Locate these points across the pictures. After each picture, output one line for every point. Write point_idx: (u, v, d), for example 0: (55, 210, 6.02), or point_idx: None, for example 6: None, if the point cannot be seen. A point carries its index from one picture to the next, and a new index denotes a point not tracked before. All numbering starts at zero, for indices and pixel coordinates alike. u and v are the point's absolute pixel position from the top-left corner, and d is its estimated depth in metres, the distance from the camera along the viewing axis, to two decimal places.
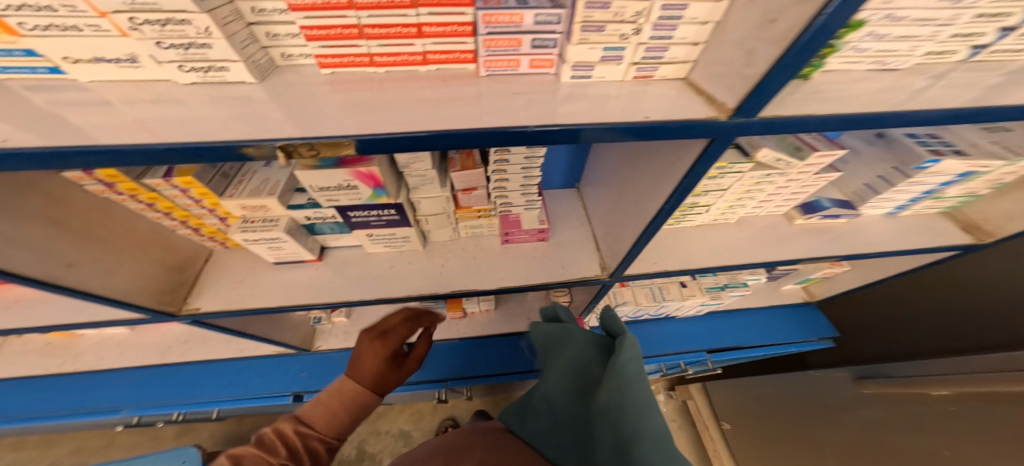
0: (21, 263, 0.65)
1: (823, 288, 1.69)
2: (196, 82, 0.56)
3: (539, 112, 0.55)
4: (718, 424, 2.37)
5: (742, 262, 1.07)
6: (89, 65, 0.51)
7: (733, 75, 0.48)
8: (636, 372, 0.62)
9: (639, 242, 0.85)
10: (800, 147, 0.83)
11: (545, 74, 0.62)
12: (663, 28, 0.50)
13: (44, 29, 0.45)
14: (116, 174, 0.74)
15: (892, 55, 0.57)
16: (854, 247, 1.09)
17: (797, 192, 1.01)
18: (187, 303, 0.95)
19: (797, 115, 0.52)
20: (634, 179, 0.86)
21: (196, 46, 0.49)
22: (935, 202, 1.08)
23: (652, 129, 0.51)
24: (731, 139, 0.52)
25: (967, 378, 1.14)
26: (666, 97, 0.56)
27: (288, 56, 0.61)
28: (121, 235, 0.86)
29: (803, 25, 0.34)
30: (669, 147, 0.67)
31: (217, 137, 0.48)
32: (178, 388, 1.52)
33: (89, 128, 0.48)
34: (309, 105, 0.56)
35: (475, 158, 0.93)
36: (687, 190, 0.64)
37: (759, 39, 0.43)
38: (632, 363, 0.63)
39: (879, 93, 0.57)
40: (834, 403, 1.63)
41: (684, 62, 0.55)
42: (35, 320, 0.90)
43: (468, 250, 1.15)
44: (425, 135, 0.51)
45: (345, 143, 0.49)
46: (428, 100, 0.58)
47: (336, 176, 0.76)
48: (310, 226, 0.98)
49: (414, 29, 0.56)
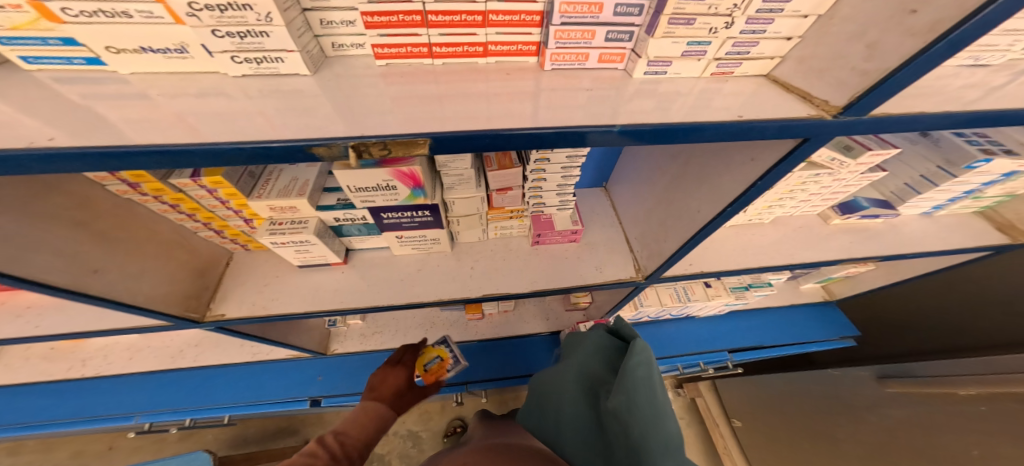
0: (42, 271, 0.60)
1: (843, 287, 1.68)
2: (247, 75, 0.52)
3: (614, 108, 0.52)
4: (729, 422, 2.34)
5: (781, 264, 1.05)
6: (133, 56, 0.47)
7: (844, 70, 0.47)
8: (645, 377, 0.58)
9: (688, 245, 0.83)
10: (851, 146, 0.81)
11: (612, 69, 0.60)
12: (758, 21, 0.49)
13: (89, 15, 0.41)
14: (142, 174, 0.68)
15: (989, 51, 0.56)
16: (892, 248, 1.09)
17: (837, 192, 0.99)
18: (211, 310, 0.91)
19: (908, 113, 0.49)
20: (685, 179, 0.84)
21: (254, 35, 0.46)
22: (973, 202, 1.07)
23: (747, 129, 0.49)
24: (827, 138, 0.51)
25: (999, 379, 1.16)
26: (748, 93, 0.54)
27: (338, 46, 0.57)
28: (146, 238, 0.81)
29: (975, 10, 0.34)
30: (739, 147, 0.65)
31: (285, 135, 0.45)
32: (188, 395, 1.47)
33: (136, 125, 0.44)
34: (369, 99, 0.52)
35: (512, 156, 0.88)
36: (759, 192, 0.63)
37: (891, 31, 0.41)
38: (641, 369, 0.58)
39: (972, 89, 0.55)
40: (857, 402, 1.64)
41: (771, 58, 0.55)
42: (47, 329, 0.84)
43: (498, 252, 1.11)
44: (502, 133, 0.47)
45: (419, 142, 0.45)
46: (492, 94, 0.55)
47: (376, 176, 0.71)
48: (337, 228, 0.93)
49: (479, 17, 0.53)
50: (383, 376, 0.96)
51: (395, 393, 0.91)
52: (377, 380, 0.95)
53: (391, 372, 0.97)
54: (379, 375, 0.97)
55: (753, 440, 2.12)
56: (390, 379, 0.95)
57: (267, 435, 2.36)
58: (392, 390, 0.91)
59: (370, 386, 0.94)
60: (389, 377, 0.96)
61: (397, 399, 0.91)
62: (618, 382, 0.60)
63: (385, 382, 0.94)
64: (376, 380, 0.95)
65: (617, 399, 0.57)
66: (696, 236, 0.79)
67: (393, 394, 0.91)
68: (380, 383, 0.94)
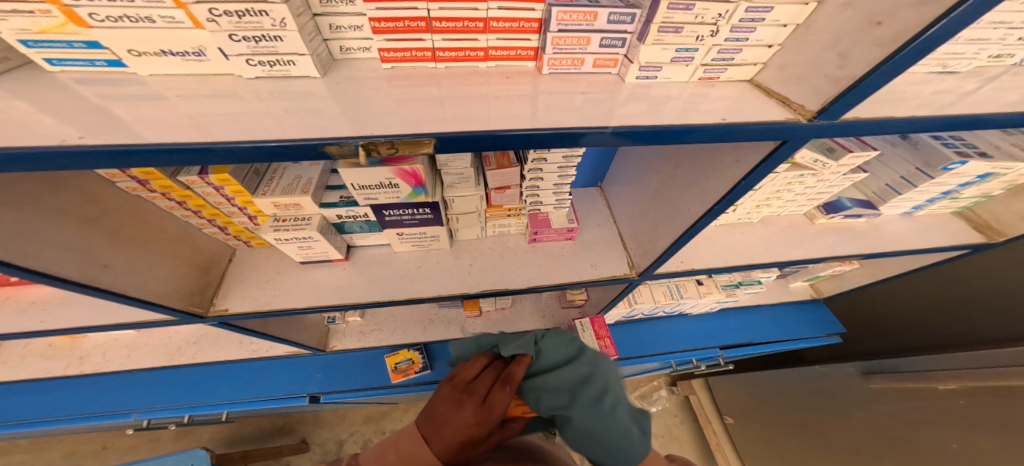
0: (56, 265, 0.62)
1: (830, 286, 1.72)
2: (260, 78, 0.55)
3: (606, 110, 0.56)
4: (721, 419, 2.39)
5: (768, 261, 1.09)
6: (154, 58, 0.50)
7: (819, 77, 0.51)
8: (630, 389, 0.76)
9: (679, 242, 0.86)
10: (833, 148, 0.85)
11: (606, 73, 0.63)
12: (741, 30, 0.52)
13: (114, 20, 0.44)
14: (152, 172, 0.71)
15: (956, 58, 0.60)
16: (874, 246, 1.13)
17: (821, 193, 1.03)
18: (214, 305, 0.92)
19: (879, 117, 0.53)
20: (675, 179, 0.88)
21: (268, 39, 0.49)
22: (951, 202, 1.12)
23: (730, 130, 0.52)
24: (804, 140, 0.55)
25: (981, 374, 1.21)
26: (732, 97, 0.58)
27: (346, 50, 0.60)
28: (152, 234, 0.83)
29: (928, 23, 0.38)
30: (725, 149, 0.69)
31: (298, 134, 0.47)
32: (187, 391, 1.48)
33: (155, 124, 0.46)
34: (374, 100, 0.55)
35: (510, 157, 0.91)
36: (743, 191, 0.67)
37: (860, 41, 0.45)
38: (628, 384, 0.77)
39: (940, 94, 0.59)
40: (843, 399, 1.68)
41: (754, 64, 0.59)
42: (52, 323, 0.86)
43: (495, 249, 1.14)
44: (501, 134, 0.50)
45: (425, 142, 0.48)
46: (492, 96, 0.58)
47: (379, 174, 0.74)
48: (340, 225, 0.95)
49: (481, 24, 0.56)
50: (450, 415, 0.60)
51: (458, 453, 0.57)
52: (442, 414, 0.61)
53: (464, 417, 0.59)
54: (447, 407, 0.62)
55: (746, 436, 2.18)
56: (458, 427, 0.58)
57: (263, 434, 2.37)
58: (454, 449, 0.57)
59: (433, 416, 0.61)
60: (458, 424, 0.59)
61: (459, 458, 0.58)
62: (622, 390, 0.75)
63: (453, 426, 0.59)
64: (442, 415, 0.60)
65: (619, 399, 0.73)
66: (686, 233, 0.83)
67: (454, 454, 0.57)
68: (445, 426, 0.59)
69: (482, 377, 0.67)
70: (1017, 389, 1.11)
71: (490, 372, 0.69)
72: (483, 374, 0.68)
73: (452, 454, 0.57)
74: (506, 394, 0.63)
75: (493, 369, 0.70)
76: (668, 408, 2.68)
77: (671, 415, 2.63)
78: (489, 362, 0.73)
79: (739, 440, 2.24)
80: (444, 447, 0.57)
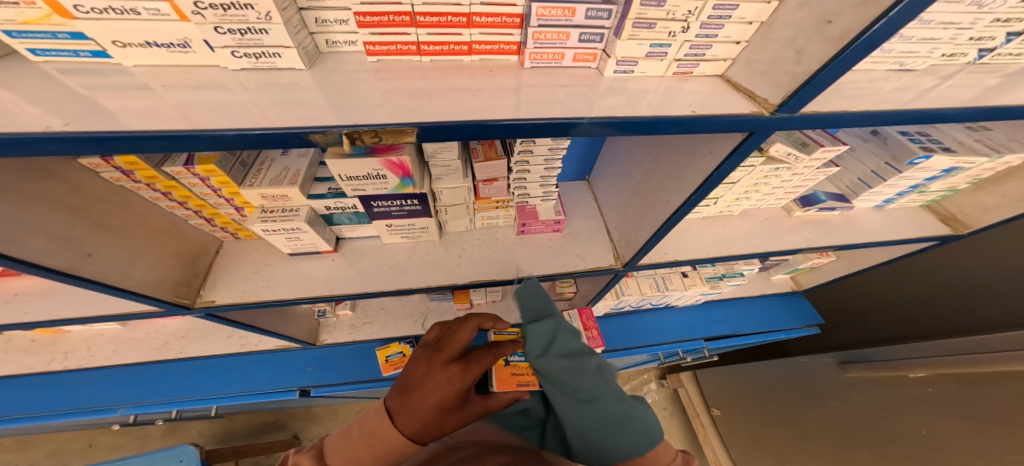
0: (39, 254, 0.62)
1: (809, 278, 1.78)
2: (245, 69, 0.57)
3: (582, 104, 0.58)
4: (707, 411, 2.49)
5: (747, 252, 1.13)
6: (138, 49, 0.51)
7: (779, 72, 0.54)
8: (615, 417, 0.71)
9: (659, 233, 0.90)
10: (806, 142, 0.88)
11: (585, 68, 0.65)
12: (710, 26, 0.55)
13: (99, 11, 0.45)
14: (136, 162, 0.71)
15: (912, 56, 0.64)
16: (849, 238, 1.17)
17: (797, 186, 1.07)
18: (201, 296, 0.93)
19: (836, 112, 0.56)
20: (656, 171, 0.91)
21: (253, 32, 0.50)
22: (919, 196, 1.16)
23: (698, 122, 0.55)
24: (768, 133, 0.58)
25: (944, 361, 1.27)
26: (703, 91, 0.61)
27: (332, 43, 0.61)
28: (135, 225, 0.83)
29: (867, 24, 0.41)
30: (699, 142, 0.72)
31: (284, 123, 0.49)
32: (174, 386, 1.47)
33: (136, 113, 0.47)
34: (355, 92, 0.56)
35: (497, 148, 0.93)
36: (715, 183, 0.71)
37: (813, 39, 0.48)
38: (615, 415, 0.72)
39: (898, 90, 0.62)
40: (821, 387, 1.76)
41: (724, 60, 0.61)
42: (32, 315, 0.85)
43: (484, 241, 1.16)
44: (481, 124, 0.52)
45: (408, 131, 0.50)
46: (475, 89, 0.59)
47: (367, 165, 0.75)
48: (328, 216, 0.96)
49: (464, 19, 0.58)
50: (420, 379, 0.61)
51: (428, 419, 0.56)
52: (414, 379, 0.61)
53: (433, 380, 0.59)
54: (420, 369, 0.62)
55: (731, 427, 2.28)
56: (426, 393, 0.58)
57: (254, 430, 2.36)
58: (421, 415, 0.56)
59: (406, 384, 0.61)
60: (428, 388, 0.58)
61: (428, 427, 0.56)
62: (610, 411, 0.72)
63: (420, 392, 0.58)
64: (412, 380, 0.61)
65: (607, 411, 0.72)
66: (667, 223, 0.86)
67: (421, 421, 0.56)
68: (415, 391, 0.59)
69: (465, 328, 0.67)
70: (979, 376, 1.18)
71: (475, 330, 0.68)
72: (465, 330, 0.67)
73: (422, 425, 0.56)
74: (489, 357, 0.63)
75: (474, 325, 0.69)
76: (658, 401, 2.76)
77: (661, 408, 2.71)
78: (478, 316, 0.73)
79: (724, 431, 2.34)
80: (412, 413, 0.56)
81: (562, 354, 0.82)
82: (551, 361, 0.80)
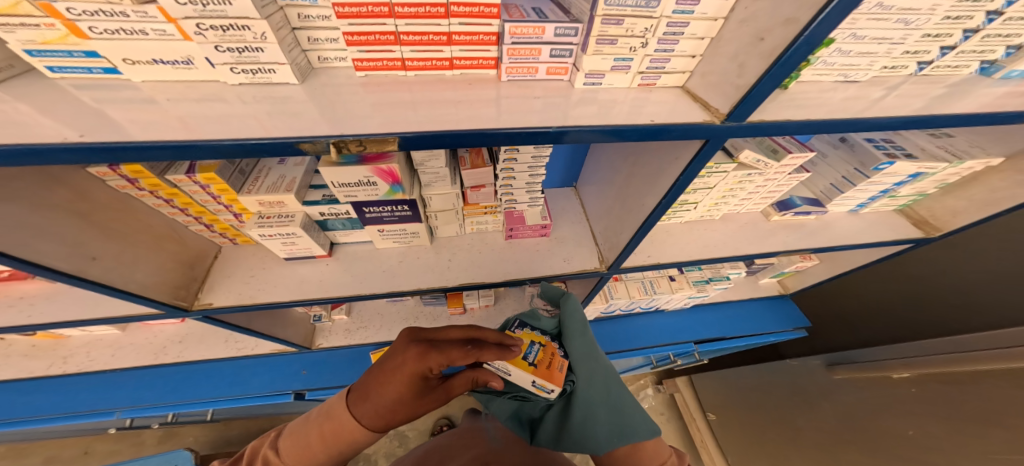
0: (48, 257, 0.67)
1: (796, 281, 1.80)
2: (243, 84, 0.62)
3: (553, 114, 0.62)
4: (704, 415, 2.49)
5: (727, 255, 1.17)
6: (146, 66, 0.57)
7: (727, 84, 0.58)
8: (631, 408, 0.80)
9: (637, 235, 0.94)
10: (776, 150, 0.93)
11: (558, 80, 0.70)
12: (666, 42, 0.60)
13: (110, 32, 0.51)
14: (141, 171, 0.75)
15: (853, 69, 0.68)
16: (826, 241, 1.21)
17: (773, 191, 1.11)
18: (199, 299, 0.97)
19: (780, 120, 0.61)
20: (634, 177, 0.96)
21: (250, 50, 0.55)
22: (891, 201, 1.21)
23: (658, 131, 0.60)
24: (722, 139, 0.62)
25: (923, 360, 1.33)
26: (666, 101, 0.65)
27: (323, 59, 0.66)
28: (139, 229, 0.87)
29: (789, 42, 0.46)
30: (668, 149, 0.77)
31: (275, 134, 0.53)
32: (170, 390, 1.50)
33: (141, 124, 0.52)
34: (342, 105, 0.61)
35: (484, 157, 0.97)
36: (683, 187, 0.76)
37: (752, 54, 0.53)
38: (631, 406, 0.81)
39: (846, 100, 0.67)
40: (811, 389, 1.78)
41: (683, 72, 0.66)
42: (35, 317, 0.88)
43: (473, 246, 1.20)
44: (456, 133, 0.56)
45: (390, 140, 0.55)
46: (457, 101, 0.64)
47: (358, 172, 0.80)
48: (322, 222, 1.00)
49: (444, 37, 0.62)
50: (382, 367, 0.70)
51: (380, 404, 0.66)
52: (378, 367, 0.71)
53: (393, 369, 0.69)
54: (386, 357, 0.72)
55: (727, 432, 2.28)
56: (384, 380, 0.68)
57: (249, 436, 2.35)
58: (375, 400, 0.66)
59: (371, 371, 0.71)
60: (389, 374, 0.68)
61: (378, 411, 0.66)
62: (626, 402, 0.82)
63: (380, 379, 0.68)
64: (377, 367, 0.71)
65: (624, 401, 0.82)
66: (642, 226, 0.91)
67: (374, 406, 0.66)
68: (376, 376, 0.69)
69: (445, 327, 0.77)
70: (961, 374, 1.21)
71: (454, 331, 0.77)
72: (441, 327, 0.78)
73: (375, 408, 0.66)
74: (453, 348, 0.71)
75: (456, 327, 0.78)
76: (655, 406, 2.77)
77: (658, 413, 2.71)
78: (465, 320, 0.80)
79: (719, 436, 2.34)
80: (369, 398, 0.66)
81: (591, 340, 0.91)
82: (580, 339, 0.90)
